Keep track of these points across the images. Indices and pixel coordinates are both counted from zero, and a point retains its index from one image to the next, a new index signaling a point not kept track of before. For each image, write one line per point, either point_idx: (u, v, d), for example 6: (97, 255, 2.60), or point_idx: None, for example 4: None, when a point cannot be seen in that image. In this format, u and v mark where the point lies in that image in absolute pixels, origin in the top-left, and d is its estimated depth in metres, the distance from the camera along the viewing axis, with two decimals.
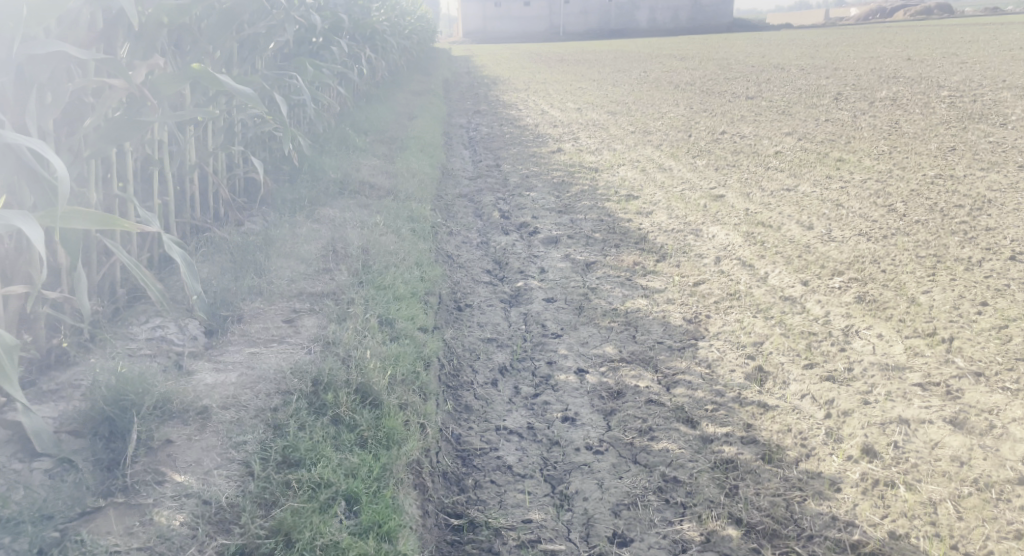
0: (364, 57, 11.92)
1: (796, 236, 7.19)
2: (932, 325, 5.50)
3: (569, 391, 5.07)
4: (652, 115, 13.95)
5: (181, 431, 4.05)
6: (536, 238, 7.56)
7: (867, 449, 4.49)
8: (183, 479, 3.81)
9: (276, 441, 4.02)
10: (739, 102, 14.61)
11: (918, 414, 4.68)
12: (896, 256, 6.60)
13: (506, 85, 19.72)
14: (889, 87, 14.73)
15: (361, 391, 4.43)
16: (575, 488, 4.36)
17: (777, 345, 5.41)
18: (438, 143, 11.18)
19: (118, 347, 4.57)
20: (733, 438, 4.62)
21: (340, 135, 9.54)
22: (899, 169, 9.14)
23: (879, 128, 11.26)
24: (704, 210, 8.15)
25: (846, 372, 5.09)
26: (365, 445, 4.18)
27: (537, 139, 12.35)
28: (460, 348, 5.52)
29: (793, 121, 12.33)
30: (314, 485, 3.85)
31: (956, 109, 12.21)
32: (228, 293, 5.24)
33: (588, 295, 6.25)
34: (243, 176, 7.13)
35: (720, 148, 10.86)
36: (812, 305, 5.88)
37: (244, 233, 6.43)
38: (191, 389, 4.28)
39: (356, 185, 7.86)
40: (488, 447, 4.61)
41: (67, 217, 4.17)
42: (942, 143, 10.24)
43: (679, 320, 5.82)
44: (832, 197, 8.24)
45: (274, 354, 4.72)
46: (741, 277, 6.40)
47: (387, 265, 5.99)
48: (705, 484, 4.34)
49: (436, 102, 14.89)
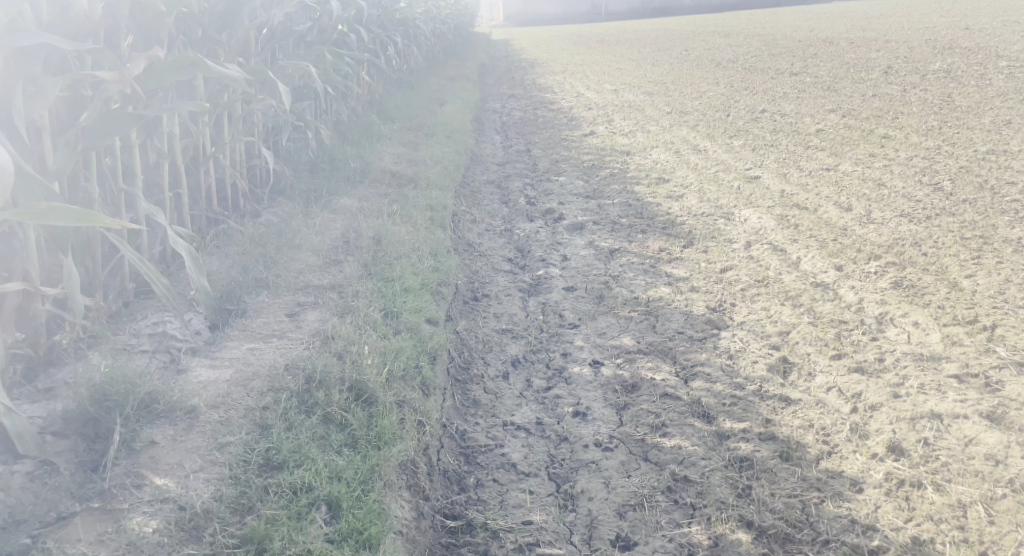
0: (394, 42, 11.80)
1: (832, 218, 6.91)
2: (973, 312, 5.22)
3: (582, 384, 4.90)
4: (691, 95, 13.62)
5: (166, 431, 4.00)
6: (560, 224, 7.37)
7: (894, 446, 4.26)
8: (163, 482, 3.76)
9: (260, 442, 3.93)
10: (784, 78, 14.22)
11: (951, 408, 4.43)
12: (939, 238, 6.30)
13: (544, 68, 19.50)
14: (944, 59, 14.21)
15: (355, 388, 4.32)
16: (580, 487, 4.20)
17: (804, 334, 5.17)
18: (469, 129, 11.01)
19: (116, 343, 4.53)
20: (750, 434, 4.41)
21: (366, 123, 9.41)
22: (948, 145, 8.76)
23: (930, 103, 10.84)
24: (737, 192, 7.89)
25: (877, 363, 4.85)
26: (356, 446, 4.07)
27: (571, 123, 12.12)
28: (473, 339, 5.37)
29: (839, 97, 11.93)
30: (295, 490, 3.77)
31: (1014, 81, 11.71)
32: (234, 286, 5.15)
33: (610, 284, 6.06)
34: (261, 166, 7.04)
35: (758, 127, 10.54)
36: (845, 292, 5.62)
37: (258, 224, 6.34)
38: (182, 387, 4.22)
39: (377, 173, 7.73)
40: (493, 443, 4.48)
41: (47, 215, 4.01)
42: (995, 117, 9.81)
43: (702, 309, 5.60)
44: (874, 176, 7.92)
45: (272, 350, 4.64)
46: (771, 263, 6.15)
47: (400, 256, 5.87)
48: (716, 484, 4.14)
49: (469, 87, 14.75)
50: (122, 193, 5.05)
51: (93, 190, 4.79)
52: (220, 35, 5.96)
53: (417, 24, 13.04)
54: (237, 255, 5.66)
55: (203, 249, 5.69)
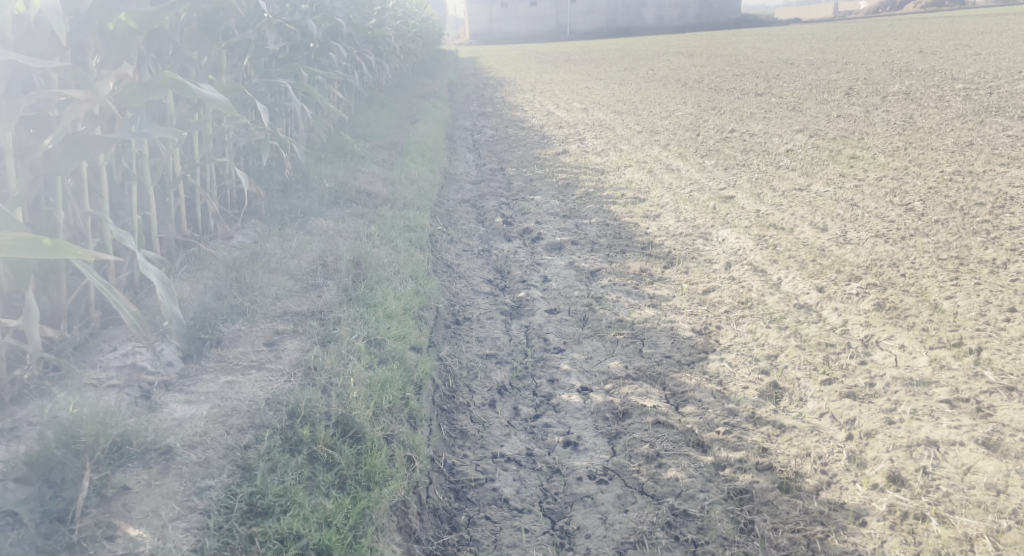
0: (366, 59, 11.65)
1: (809, 238, 6.85)
2: (957, 334, 5.15)
3: (571, 412, 4.76)
4: (659, 114, 13.60)
5: (140, 475, 3.80)
6: (538, 244, 7.24)
7: (895, 476, 4.16)
8: (138, 533, 3.58)
9: (243, 486, 3.78)
10: (749, 98, 14.27)
11: (947, 435, 4.35)
12: (916, 259, 6.25)
13: (512, 86, 19.41)
14: (902, 81, 14.35)
15: (341, 423, 4.17)
16: (576, 524, 4.08)
17: (792, 358, 5.07)
18: (441, 147, 10.87)
19: (83, 378, 4.30)
20: (747, 464, 4.31)
21: (338, 142, 9.25)
22: (915, 166, 8.78)
23: (893, 123, 10.90)
24: (714, 211, 7.81)
25: (868, 388, 4.75)
26: (344, 487, 3.93)
27: (543, 141, 12.03)
28: (456, 366, 5.21)
29: (804, 118, 11.97)
30: (282, 539, 3.63)
31: (972, 102, 11.83)
32: (208, 314, 4.94)
33: (592, 306, 5.93)
34: (232, 187, 6.84)
35: (729, 147, 10.52)
36: (829, 314, 5.54)
37: (232, 246, 6.14)
38: (156, 426, 4.03)
39: (352, 194, 7.56)
40: (483, 477, 4.34)
41: (13, 245, 3.79)
42: (958, 138, 9.87)
43: (688, 332, 5.48)
44: (847, 197, 7.89)
45: (252, 382, 4.45)
46: (753, 284, 6.06)
47: (378, 280, 5.70)
48: (717, 519, 4.04)
49: (440, 105, 14.62)
50: (89, 217, 4.81)
51: (59, 215, 4.56)
52: (191, 51, 5.74)
53: (386, 41, 12.90)
54: (211, 279, 5.45)
55: (174, 274, 5.49)
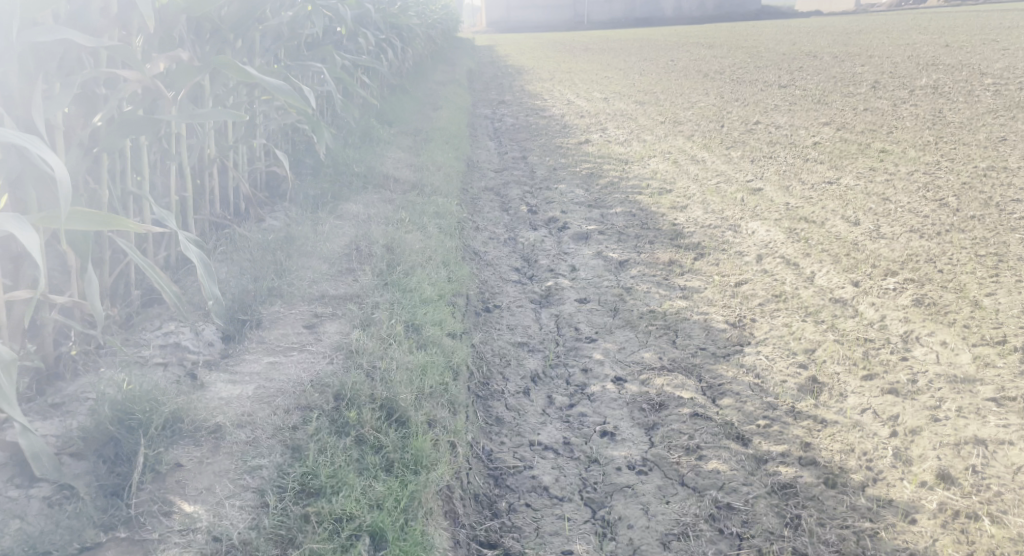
0: (392, 44, 11.60)
1: (842, 232, 6.75)
2: (1001, 332, 5.05)
3: (606, 402, 4.70)
4: (682, 105, 13.48)
5: (191, 453, 3.80)
6: (565, 233, 7.17)
7: (944, 475, 4.08)
8: (193, 509, 3.56)
9: (295, 466, 3.74)
10: (773, 90, 14.12)
11: (995, 434, 4.26)
12: (953, 255, 6.14)
13: (531, 75, 19.33)
14: (929, 75, 14.16)
15: (386, 407, 4.14)
16: (618, 514, 4.03)
17: (831, 352, 4.99)
18: (463, 134, 10.80)
19: (129, 355, 4.28)
20: (790, 458, 4.25)
21: (364, 127, 9.21)
22: (947, 161, 8.64)
23: (922, 118, 10.75)
24: (742, 203, 7.71)
25: (910, 385, 4.66)
26: (392, 470, 3.89)
27: (565, 130, 11.93)
28: (489, 353, 5.15)
29: (830, 111, 11.83)
30: (336, 520, 3.57)
31: (1002, 98, 11.67)
32: (247, 295, 4.90)
33: (623, 295, 5.85)
34: (264, 169, 6.81)
35: (754, 139, 10.40)
36: (865, 309, 5.45)
37: (264, 228, 6.10)
38: (203, 404, 4.02)
39: (380, 179, 7.52)
40: (522, 465, 4.29)
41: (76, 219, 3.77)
42: (990, 133, 9.72)
43: (722, 324, 5.40)
44: (878, 191, 7.78)
45: (294, 363, 4.43)
46: (786, 277, 5.97)
47: (412, 265, 5.64)
48: (763, 513, 3.98)
49: (460, 93, 14.56)
50: (131, 196, 4.78)
51: (103, 193, 4.54)
52: (231, 33, 5.70)
53: (411, 28, 12.85)
54: (246, 260, 5.41)
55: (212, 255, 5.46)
